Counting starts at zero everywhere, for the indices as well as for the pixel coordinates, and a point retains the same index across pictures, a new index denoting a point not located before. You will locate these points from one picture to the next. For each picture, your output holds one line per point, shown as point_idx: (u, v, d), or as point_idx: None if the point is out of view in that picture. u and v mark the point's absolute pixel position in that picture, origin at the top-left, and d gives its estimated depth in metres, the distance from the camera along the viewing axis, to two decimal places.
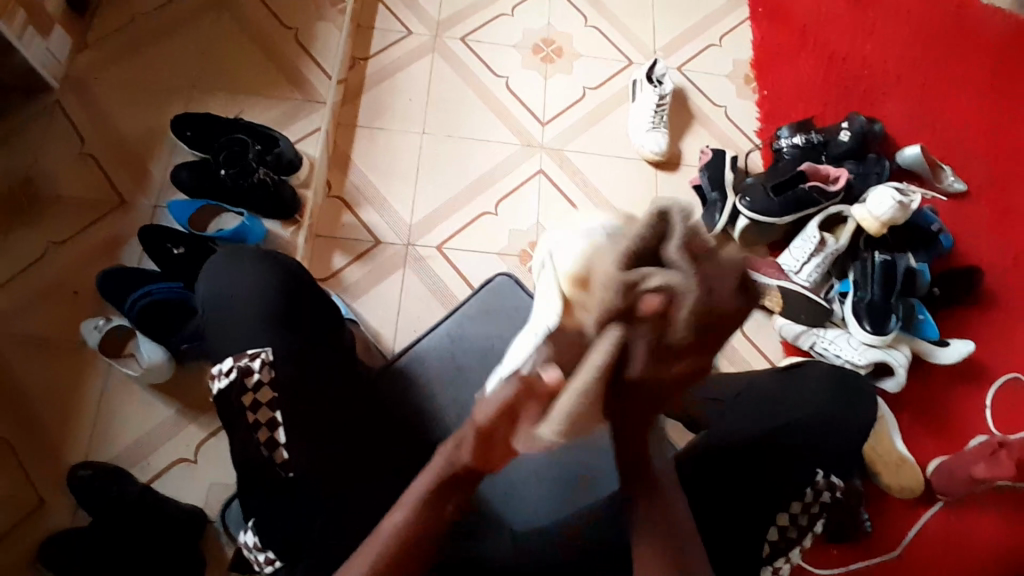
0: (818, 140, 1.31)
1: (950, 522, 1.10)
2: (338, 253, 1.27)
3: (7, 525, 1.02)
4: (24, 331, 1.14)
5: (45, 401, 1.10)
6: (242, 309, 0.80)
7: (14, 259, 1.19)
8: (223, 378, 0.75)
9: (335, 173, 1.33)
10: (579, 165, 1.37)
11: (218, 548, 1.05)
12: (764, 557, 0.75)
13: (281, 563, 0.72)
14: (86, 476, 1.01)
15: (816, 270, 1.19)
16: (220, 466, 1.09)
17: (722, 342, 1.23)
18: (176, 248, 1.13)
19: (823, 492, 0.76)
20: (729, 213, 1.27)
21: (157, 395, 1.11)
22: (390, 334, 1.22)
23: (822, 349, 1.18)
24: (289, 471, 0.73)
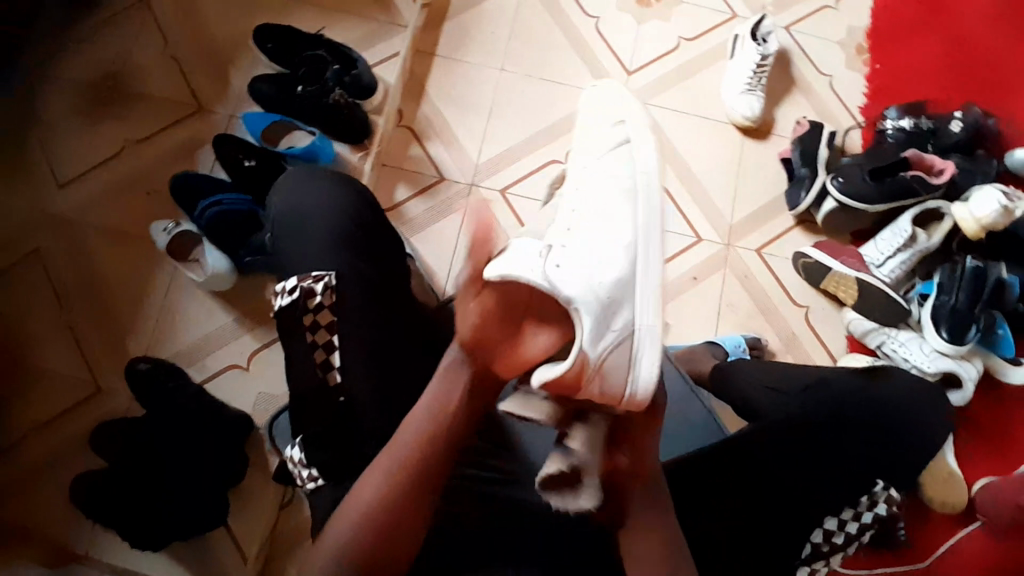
0: (927, 126, 1.20)
1: (994, 550, 1.04)
2: (401, 184, 1.26)
3: (72, 402, 1.10)
4: (98, 222, 1.18)
5: (114, 292, 1.15)
6: (313, 226, 0.80)
7: (94, 152, 1.22)
8: (286, 296, 0.76)
9: (408, 102, 1.30)
10: (662, 122, 1.30)
11: (262, 455, 1.09)
12: (802, 556, 0.75)
13: (324, 481, 0.73)
14: (144, 370, 1.07)
15: (900, 266, 1.13)
16: (270, 377, 1.13)
17: (783, 328, 1.19)
18: (248, 161, 1.15)
19: (879, 504, 0.76)
20: (817, 192, 1.19)
21: (217, 301, 1.15)
22: (444, 274, 1.22)
23: (890, 350, 1.12)
24: (343, 396, 0.74)
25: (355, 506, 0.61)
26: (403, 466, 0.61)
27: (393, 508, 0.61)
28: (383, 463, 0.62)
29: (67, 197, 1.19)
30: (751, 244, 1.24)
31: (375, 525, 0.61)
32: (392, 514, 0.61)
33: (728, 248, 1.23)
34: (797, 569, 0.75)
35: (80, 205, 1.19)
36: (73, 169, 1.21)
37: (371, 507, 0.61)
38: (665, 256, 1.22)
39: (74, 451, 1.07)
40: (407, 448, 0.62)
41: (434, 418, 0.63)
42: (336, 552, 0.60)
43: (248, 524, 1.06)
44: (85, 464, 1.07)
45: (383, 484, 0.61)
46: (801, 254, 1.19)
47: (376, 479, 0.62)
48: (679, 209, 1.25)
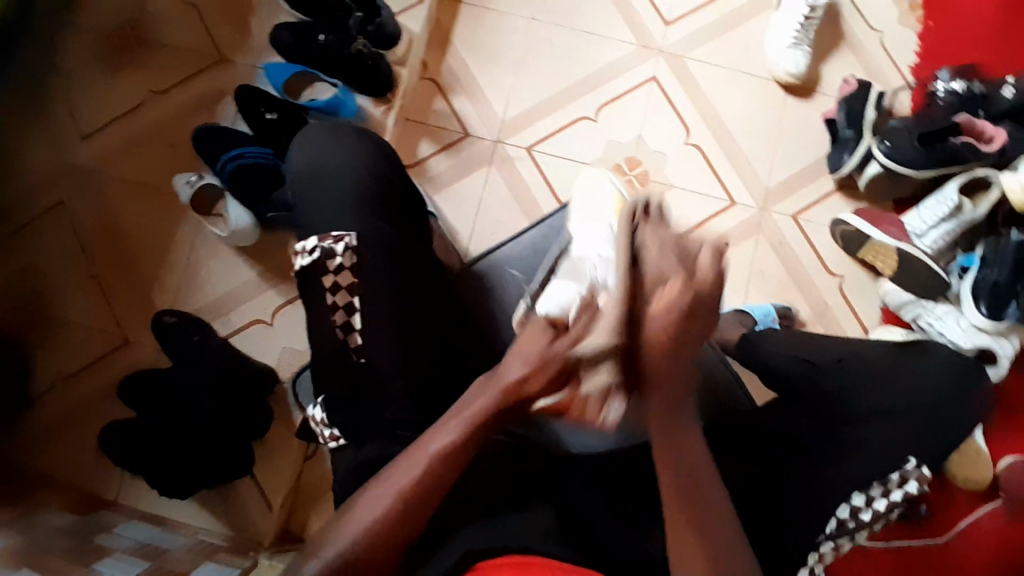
0: (979, 91, 1.13)
1: (1010, 525, 1.03)
2: (425, 141, 1.23)
3: (100, 353, 1.12)
4: (123, 174, 1.17)
5: (138, 245, 1.15)
6: (332, 182, 0.78)
7: (116, 102, 1.20)
8: (306, 256, 0.75)
9: (433, 54, 1.25)
10: (697, 78, 1.24)
11: (285, 410, 1.11)
12: (826, 532, 0.71)
13: (346, 442, 0.73)
14: (170, 323, 1.08)
15: (943, 237, 1.09)
16: (293, 333, 1.13)
17: (814, 297, 1.16)
18: (270, 114, 1.13)
19: (911, 481, 0.70)
20: (862, 155, 1.14)
21: (241, 257, 1.15)
22: (467, 234, 1.20)
23: (926, 324, 1.08)
24: (363, 357, 0.74)
25: (359, 519, 0.60)
26: (420, 469, 0.61)
27: (399, 527, 0.60)
28: (407, 466, 0.62)
29: (91, 148, 1.18)
30: (787, 209, 1.19)
31: (375, 537, 0.59)
32: (396, 538, 0.60)
33: (762, 213, 1.19)
34: (819, 545, 0.71)
35: (102, 156, 1.18)
36: (95, 119, 1.19)
37: (373, 525, 0.60)
38: (696, 220, 1.19)
39: (105, 400, 1.10)
40: (419, 465, 0.61)
41: (444, 456, 0.62)
42: (349, 538, 0.59)
43: (273, 476, 1.08)
44: (117, 412, 1.10)
45: (400, 486, 0.61)
46: (839, 222, 1.15)
47: (377, 494, 0.61)
48: (713, 172, 1.20)
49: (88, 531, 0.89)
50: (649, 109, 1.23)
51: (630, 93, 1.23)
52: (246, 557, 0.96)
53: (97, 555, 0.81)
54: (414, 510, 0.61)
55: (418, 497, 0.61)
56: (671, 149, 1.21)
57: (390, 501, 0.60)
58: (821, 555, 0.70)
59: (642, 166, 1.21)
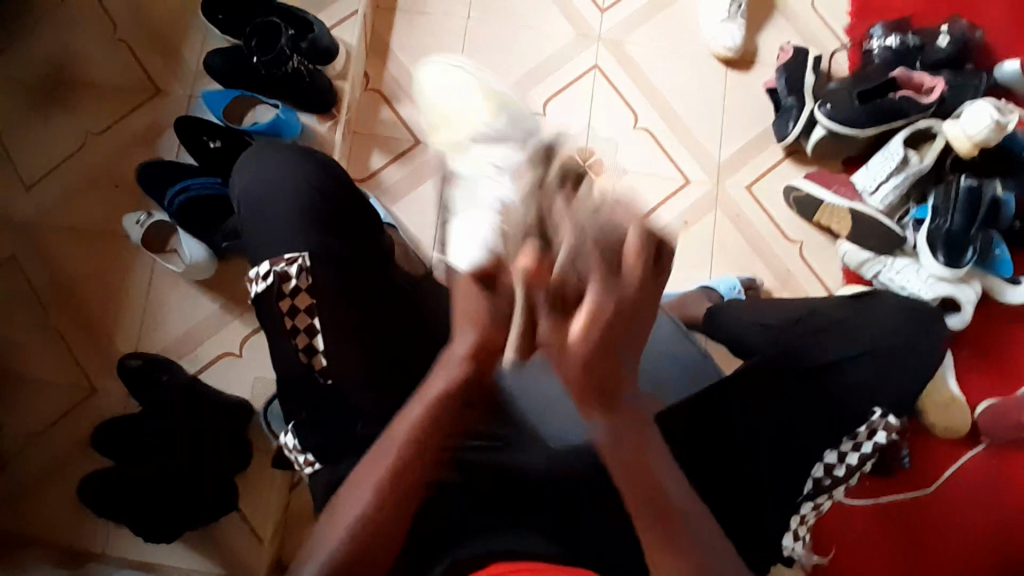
0: (914, 43, 1.15)
1: (994, 463, 1.06)
2: (376, 152, 1.22)
3: (68, 406, 1.09)
4: (69, 222, 1.15)
5: (93, 292, 1.13)
6: (278, 209, 0.77)
7: (53, 148, 1.17)
8: (260, 282, 0.74)
9: (373, 64, 1.24)
10: (639, 61, 1.24)
11: (264, 439, 1.09)
12: (806, 493, 0.75)
13: (320, 465, 0.73)
14: (136, 366, 1.05)
15: (894, 191, 1.11)
16: (263, 361, 1.11)
17: (777, 264, 1.18)
18: (213, 142, 1.11)
19: (878, 432, 0.74)
20: (806, 121, 1.15)
21: (201, 291, 1.13)
22: (428, 240, 1.19)
23: (887, 279, 1.10)
24: (328, 378, 0.73)
25: (347, 512, 0.61)
26: (390, 464, 0.62)
27: (384, 514, 0.61)
28: (380, 459, 0.62)
29: (33, 198, 1.15)
30: (740, 180, 1.20)
31: (365, 529, 0.60)
32: (382, 527, 0.61)
33: (716, 187, 1.20)
34: (800, 506, 0.75)
35: (46, 205, 1.15)
36: (33, 168, 1.16)
37: (363, 516, 0.60)
38: (653, 201, 1.19)
39: (78, 453, 1.07)
40: (397, 443, 0.62)
41: (420, 425, 0.63)
42: (338, 537, 0.60)
43: (260, 507, 1.07)
44: (90, 463, 1.07)
45: (376, 479, 0.62)
46: (790, 188, 1.16)
47: (362, 485, 0.62)
48: (665, 151, 1.21)
49: None
50: (594, 96, 1.23)
51: (574, 83, 1.24)
52: None
53: None
54: (398, 496, 0.62)
55: (402, 474, 0.62)
56: (621, 134, 1.22)
57: (372, 492, 0.61)
58: (803, 515, 0.75)
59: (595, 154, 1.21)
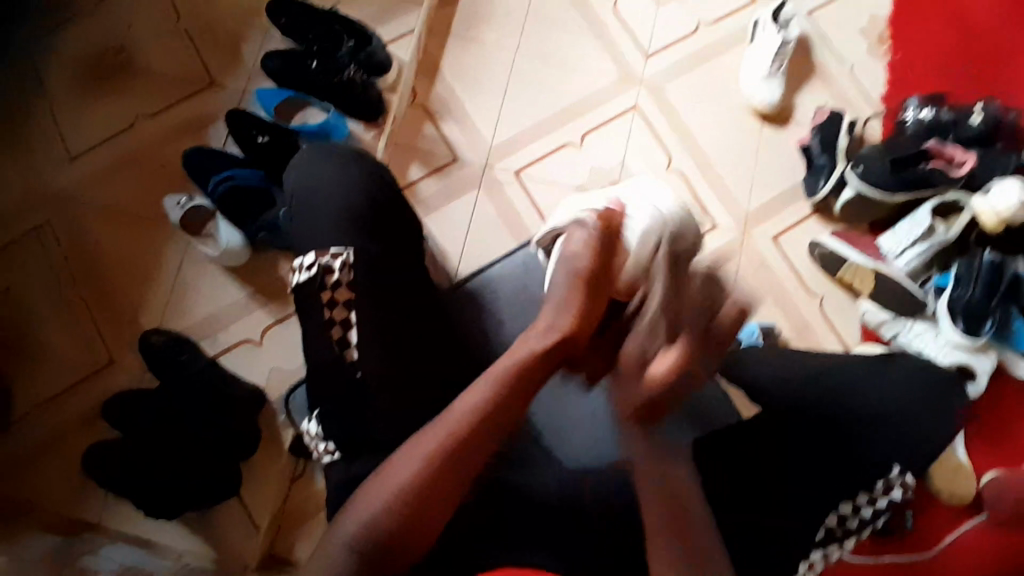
0: (947, 119, 1.19)
1: (997, 539, 1.04)
2: (415, 164, 1.25)
3: (84, 376, 1.10)
4: (112, 197, 1.18)
5: (126, 267, 1.15)
6: (323, 203, 0.80)
7: (107, 126, 1.21)
8: (303, 273, 0.76)
9: (422, 80, 1.29)
10: (678, 106, 1.29)
11: (273, 431, 1.09)
12: (817, 539, 0.74)
13: (339, 455, 0.74)
14: (158, 343, 1.06)
15: (917, 258, 1.12)
16: (283, 351, 1.12)
17: (796, 316, 1.19)
18: (261, 137, 1.14)
19: (895, 488, 0.75)
20: (836, 180, 1.19)
21: (231, 278, 1.15)
22: (456, 255, 1.21)
23: (904, 341, 1.11)
24: (358, 371, 0.74)
25: (388, 486, 0.60)
26: (445, 439, 0.62)
27: (427, 490, 0.60)
28: (433, 433, 0.62)
29: (80, 171, 1.19)
30: (767, 231, 1.23)
31: (405, 505, 0.59)
32: (422, 502, 0.60)
33: (742, 235, 1.23)
34: (811, 552, 0.74)
35: (92, 179, 1.19)
36: (86, 144, 1.20)
37: (405, 489, 0.60)
38: None
39: (86, 424, 1.08)
40: (454, 418, 0.63)
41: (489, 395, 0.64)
42: (380, 501, 0.59)
43: (258, 499, 1.06)
44: (98, 436, 1.07)
45: (427, 449, 0.61)
46: (817, 243, 1.18)
47: (412, 454, 0.62)
48: (695, 195, 1.24)
49: None
50: (631, 134, 1.27)
51: (613, 120, 1.28)
52: None
53: None
54: (441, 474, 0.61)
55: (454, 446, 0.61)
56: (655, 175, 1.25)
57: (420, 462, 0.61)
58: (811, 561, 0.74)
59: (626, 190, 1.25)
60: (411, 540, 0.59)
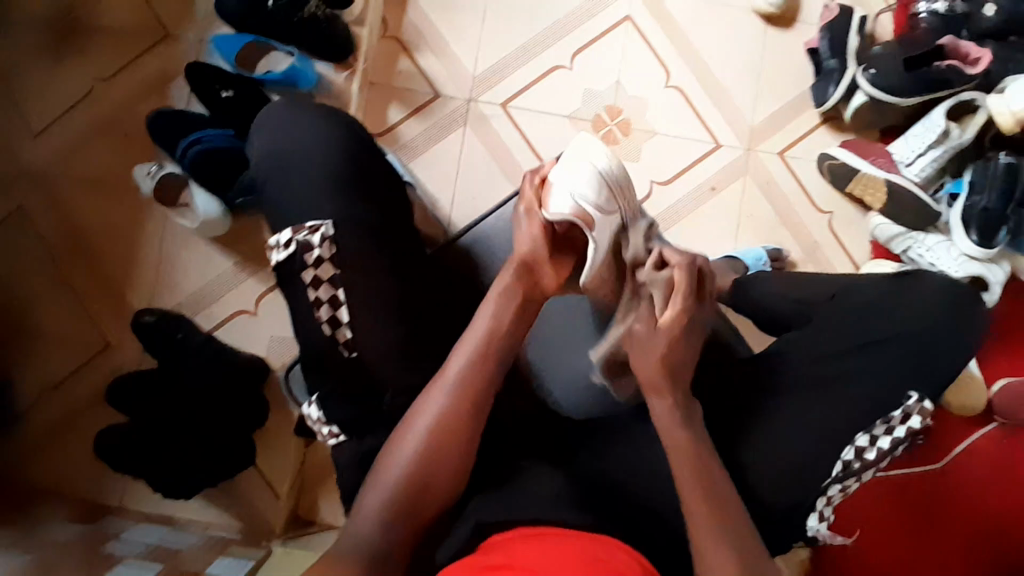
0: (961, 10, 1.09)
1: (1004, 446, 1.05)
2: (393, 105, 1.17)
3: (82, 360, 1.08)
4: (78, 171, 1.11)
5: (106, 244, 1.10)
6: (298, 165, 0.74)
7: (59, 94, 1.12)
8: (281, 251, 0.70)
9: (392, 9, 1.18)
10: (674, 14, 1.18)
11: (281, 399, 1.08)
12: (833, 475, 0.72)
13: (345, 437, 0.71)
14: (150, 322, 1.04)
15: (932, 165, 1.07)
16: (279, 319, 1.09)
17: (805, 236, 1.15)
18: (226, 92, 1.06)
19: (913, 416, 0.72)
20: (846, 86, 1.10)
21: (216, 247, 1.10)
22: (447, 202, 1.15)
23: (916, 255, 1.07)
24: (353, 351, 0.70)
25: (390, 473, 0.61)
26: (436, 419, 0.63)
27: (428, 472, 0.61)
28: (424, 413, 0.63)
29: (41, 147, 1.11)
30: (773, 147, 1.16)
31: (409, 490, 0.61)
32: (425, 484, 0.61)
33: (747, 153, 1.16)
34: (827, 488, 0.72)
35: (54, 155, 1.11)
36: (40, 116, 1.12)
37: (406, 477, 0.61)
38: (681, 166, 1.16)
39: (93, 407, 1.07)
40: (446, 395, 0.64)
41: (472, 366, 0.65)
42: (377, 509, 0.60)
43: (275, 466, 1.07)
44: (107, 418, 1.07)
45: (420, 435, 0.62)
46: (825, 156, 1.13)
47: (409, 438, 0.62)
48: (696, 114, 1.17)
49: (91, 541, 0.89)
50: (624, 50, 1.17)
51: (603, 36, 1.17)
52: (258, 548, 0.97)
53: (107, 567, 0.82)
54: (441, 452, 0.62)
55: (448, 427, 0.63)
56: (652, 95, 1.17)
57: (416, 446, 0.62)
58: (828, 497, 0.72)
59: (623, 114, 1.17)
60: (417, 524, 0.61)
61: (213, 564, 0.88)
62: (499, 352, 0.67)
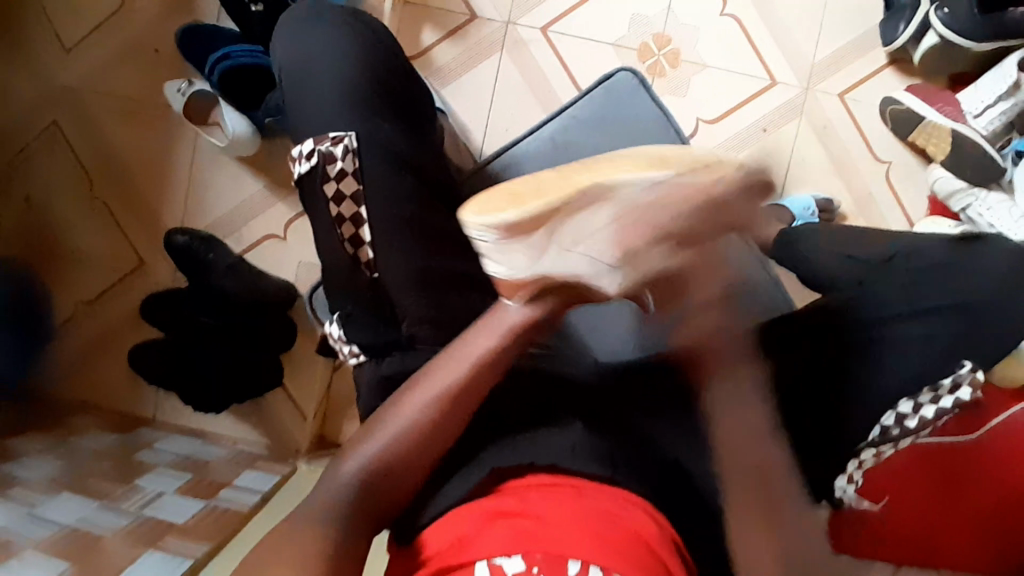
0: None
1: None
2: (427, 27, 1.11)
3: (117, 277, 1.11)
4: (110, 86, 1.10)
5: (139, 162, 1.10)
6: (326, 81, 0.72)
7: (89, 5, 1.10)
8: (304, 162, 0.70)
9: None
10: None
11: (308, 323, 1.09)
12: (870, 439, 0.69)
13: (365, 358, 0.69)
14: (181, 242, 1.05)
15: (1001, 117, 0.98)
16: (308, 245, 1.09)
17: (858, 188, 1.08)
18: (255, 6, 1.01)
19: (964, 386, 0.68)
20: (918, 25, 1.00)
21: (246, 170, 1.09)
22: (479, 132, 1.11)
23: (975, 214, 0.98)
24: (374, 272, 0.70)
25: (379, 441, 0.60)
26: (435, 403, 0.61)
27: (419, 451, 0.60)
28: (424, 391, 0.62)
29: (71, 61, 1.10)
30: (833, 88, 1.08)
31: (399, 462, 0.60)
32: (414, 458, 0.60)
33: (804, 93, 1.08)
34: (861, 451, 0.69)
35: (86, 69, 1.10)
36: (71, 29, 1.10)
37: (398, 447, 0.60)
38: (729, 105, 1.09)
39: (129, 322, 1.10)
40: (446, 383, 0.62)
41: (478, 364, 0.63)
42: (356, 469, 0.59)
43: (302, 387, 1.10)
44: (142, 333, 1.10)
45: (420, 414, 0.61)
46: (891, 101, 1.04)
47: (403, 414, 0.61)
48: (750, 47, 1.08)
49: (126, 449, 0.94)
50: None
51: None
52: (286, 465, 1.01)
53: (137, 473, 0.86)
54: (436, 434, 0.61)
55: (445, 411, 0.61)
56: (704, 24, 1.09)
57: (415, 418, 0.61)
58: (861, 460, 0.69)
59: (671, 45, 1.09)
60: (398, 491, 0.60)
61: (241, 476, 0.92)
62: (503, 354, 0.64)
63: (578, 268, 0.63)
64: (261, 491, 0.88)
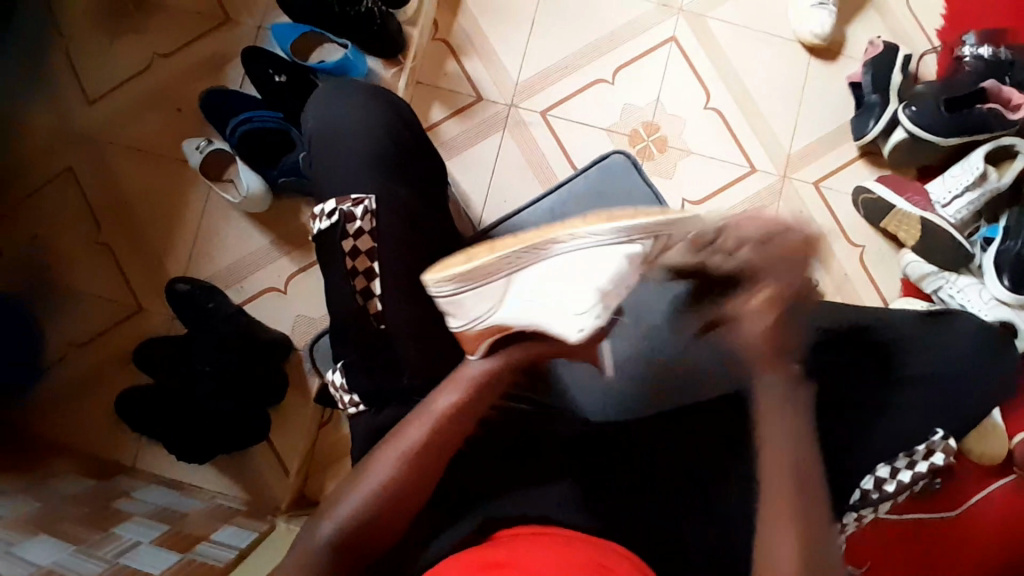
0: (1006, 57, 1.10)
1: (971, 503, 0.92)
2: (437, 104, 1.20)
3: (113, 322, 1.12)
4: (131, 140, 1.15)
5: (149, 213, 1.14)
6: (341, 147, 0.77)
7: (121, 65, 1.17)
8: (324, 221, 0.75)
9: (444, 13, 1.21)
10: (719, 38, 1.19)
11: (301, 377, 1.10)
12: (850, 502, 0.70)
13: (364, 407, 0.72)
14: (183, 290, 1.07)
15: (967, 207, 1.07)
16: (309, 300, 1.12)
17: (835, 267, 1.14)
18: (278, 76, 1.10)
19: (936, 453, 0.70)
20: (887, 121, 1.10)
21: (254, 226, 1.13)
22: (480, 201, 1.17)
23: (947, 296, 1.07)
24: (382, 323, 0.73)
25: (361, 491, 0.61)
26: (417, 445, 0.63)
27: (398, 498, 0.61)
28: (408, 435, 0.63)
29: (96, 114, 1.16)
30: (809, 175, 1.17)
31: (381, 511, 0.61)
32: (393, 507, 0.61)
33: (782, 179, 1.17)
34: (844, 514, 0.71)
35: (110, 124, 1.16)
36: (101, 85, 1.17)
37: (376, 497, 0.61)
38: (713, 187, 1.17)
39: (119, 367, 1.10)
40: (429, 423, 0.64)
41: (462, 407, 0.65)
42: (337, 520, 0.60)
43: (289, 442, 1.09)
44: (131, 380, 1.10)
45: (399, 459, 0.62)
46: (862, 189, 1.12)
47: (387, 461, 0.62)
48: (733, 136, 1.18)
49: (103, 496, 0.92)
50: (666, 68, 1.19)
51: (647, 53, 1.19)
52: (264, 521, 0.98)
53: (114, 521, 0.84)
54: (414, 480, 0.62)
55: (425, 453, 0.63)
56: (691, 113, 1.18)
57: (396, 465, 0.62)
58: (843, 524, 0.71)
59: (659, 131, 1.18)
60: (376, 538, 0.61)
61: (219, 530, 0.90)
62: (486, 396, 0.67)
63: (538, 317, 0.68)
64: (237, 547, 0.86)
